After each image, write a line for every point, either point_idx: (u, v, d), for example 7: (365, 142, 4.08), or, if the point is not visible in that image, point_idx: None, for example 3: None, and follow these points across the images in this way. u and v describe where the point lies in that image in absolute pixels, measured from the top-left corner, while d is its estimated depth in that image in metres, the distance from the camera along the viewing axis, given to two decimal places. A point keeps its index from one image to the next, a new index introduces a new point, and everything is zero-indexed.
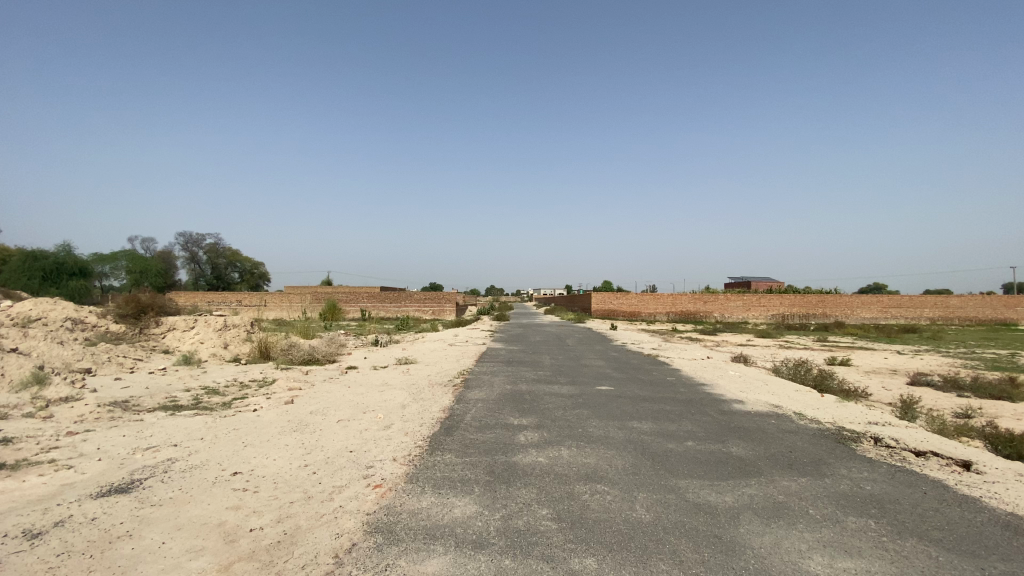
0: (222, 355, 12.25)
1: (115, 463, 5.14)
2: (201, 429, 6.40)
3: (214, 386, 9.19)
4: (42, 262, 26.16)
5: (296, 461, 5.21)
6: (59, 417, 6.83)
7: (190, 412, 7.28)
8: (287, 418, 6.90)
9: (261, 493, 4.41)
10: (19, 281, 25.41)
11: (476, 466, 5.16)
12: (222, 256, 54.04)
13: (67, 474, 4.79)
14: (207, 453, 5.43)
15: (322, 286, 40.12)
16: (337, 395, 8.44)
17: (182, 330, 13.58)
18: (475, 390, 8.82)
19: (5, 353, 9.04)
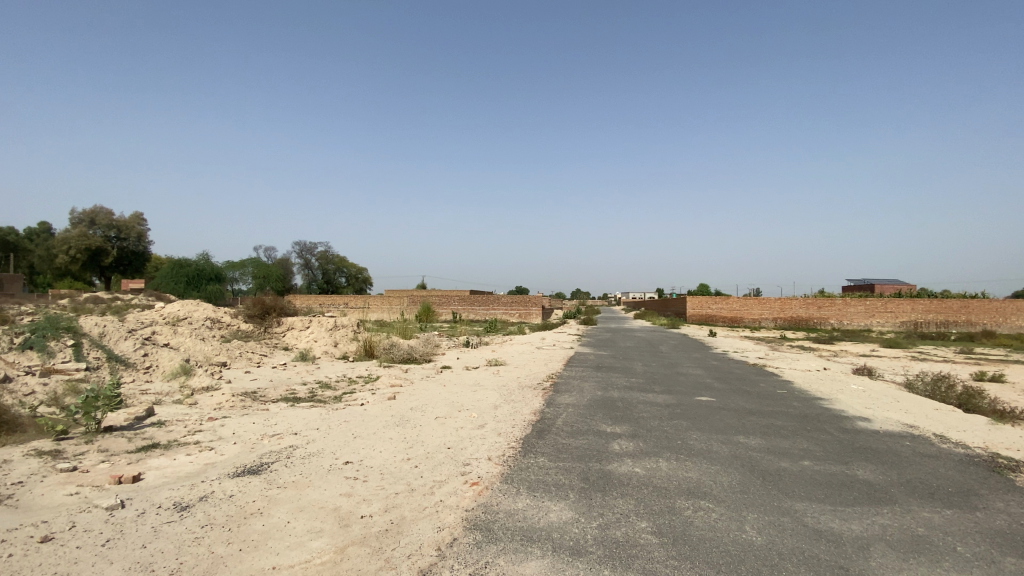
0: (332, 353, 13.35)
1: (247, 447, 5.78)
2: (316, 419, 7.00)
3: (326, 381, 10.03)
4: (187, 269, 30.31)
5: (399, 455, 5.49)
6: (202, 404, 7.84)
7: (307, 404, 8.01)
8: (390, 412, 7.33)
9: (370, 482, 4.70)
10: (170, 286, 29.63)
11: (571, 472, 5.09)
12: (330, 263, 58.97)
13: (209, 455, 5.47)
14: (322, 442, 5.91)
15: (418, 290, 42.30)
16: (433, 393, 8.81)
17: (299, 330, 15.01)
18: (566, 394, 8.76)
19: (160, 348, 10.59)
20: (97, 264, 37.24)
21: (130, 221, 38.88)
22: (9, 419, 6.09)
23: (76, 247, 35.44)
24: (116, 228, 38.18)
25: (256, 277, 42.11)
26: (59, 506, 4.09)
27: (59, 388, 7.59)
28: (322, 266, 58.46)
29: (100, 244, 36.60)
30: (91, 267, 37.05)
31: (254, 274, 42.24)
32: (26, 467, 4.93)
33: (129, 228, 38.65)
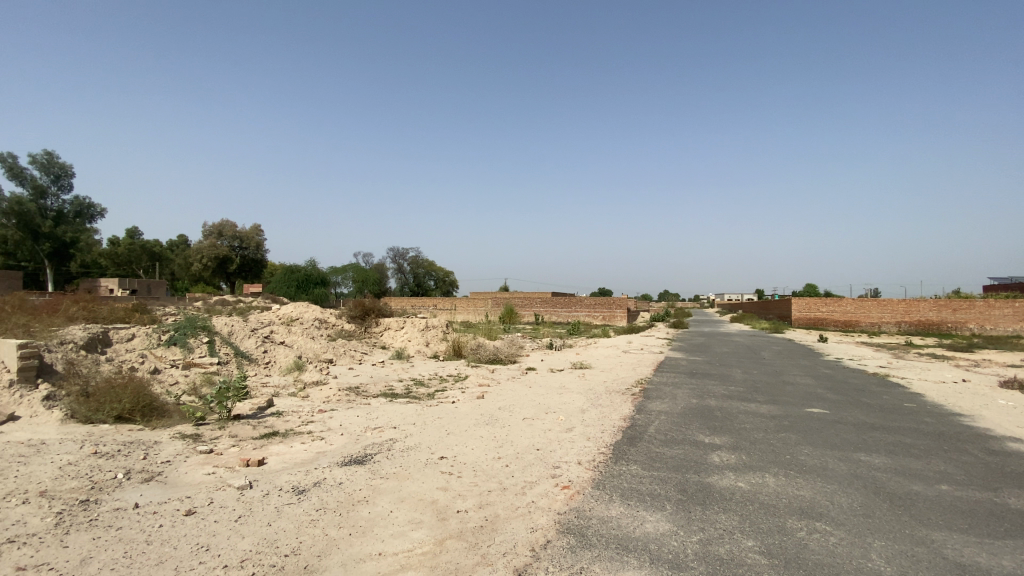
0: (424, 352, 14.00)
1: (353, 438, 6.22)
2: (412, 415, 7.37)
3: (420, 378, 10.53)
4: (298, 274, 33.39)
5: (491, 453, 5.60)
6: (313, 397, 8.58)
7: (403, 400, 8.46)
8: (481, 411, 7.52)
9: (464, 478, 4.84)
10: (284, 290, 32.80)
11: (667, 483, 4.87)
12: (421, 266, 61.95)
13: (320, 444, 5.96)
14: (418, 437, 6.21)
15: (503, 292, 43.11)
16: (521, 394, 8.91)
17: (394, 329, 15.93)
18: (657, 400, 8.43)
19: (276, 345, 11.75)
20: (225, 271, 42.17)
21: (250, 232, 43.47)
22: (160, 406, 7.08)
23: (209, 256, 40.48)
24: (239, 239, 42.94)
25: (354, 280, 45.31)
26: (200, 484, 4.66)
27: (197, 379, 8.69)
28: (413, 270, 61.55)
29: (227, 253, 41.42)
30: (219, 274, 42.04)
31: (353, 278, 45.48)
32: (174, 448, 5.69)
33: (250, 239, 43.05)
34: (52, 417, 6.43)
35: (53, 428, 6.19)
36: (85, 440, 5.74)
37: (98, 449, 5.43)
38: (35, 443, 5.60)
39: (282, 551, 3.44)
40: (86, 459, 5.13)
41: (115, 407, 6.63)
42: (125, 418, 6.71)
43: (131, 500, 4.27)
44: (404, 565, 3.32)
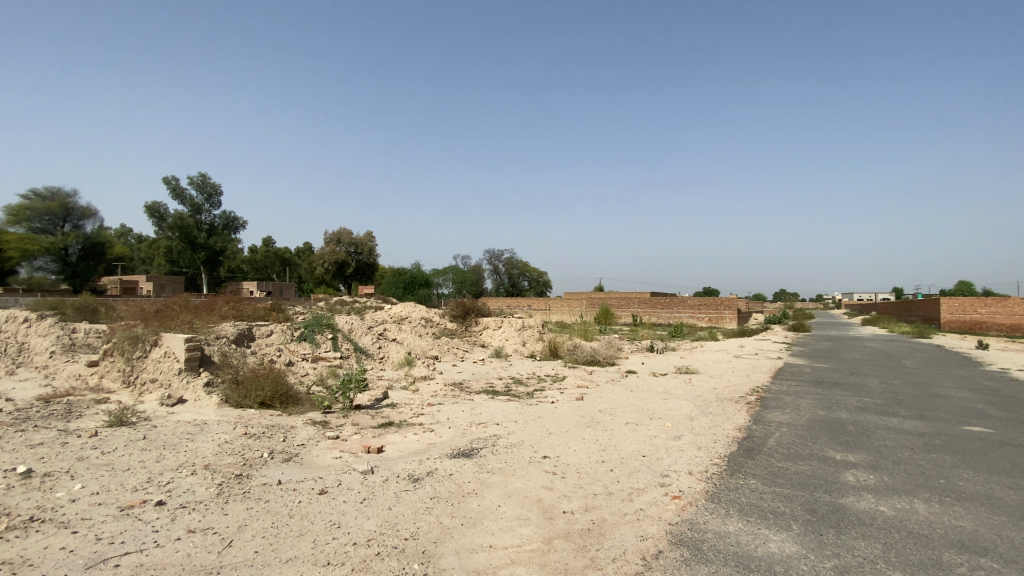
0: (522, 351, 14.24)
1: (459, 432, 6.49)
2: (514, 413, 7.52)
3: (520, 377, 10.72)
4: (404, 276, 35.67)
5: (595, 456, 5.53)
6: (422, 391, 9.11)
7: (505, 398, 8.68)
8: (581, 413, 7.47)
9: (569, 479, 4.83)
10: (392, 291, 35.20)
11: (792, 501, 4.45)
12: (516, 267, 63.06)
13: (430, 436, 6.31)
14: (521, 435, 6.32)
15: (599, 292, 42.42)
16: (622, 397, 8.70)
17: (493, 329, 16.40)
18: (776, 410, 7.75)
19: (388, 342, 12.66)
20: (342, 273, 46.30)
21: (363, 238, 47.03)
22: (294, 394, 7.96)
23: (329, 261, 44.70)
24: (355, 245, 46.54)
25: (454, 282, 47.32)
26: (329, 466, 5.17)
27: (323, 371, 9.65)
28: (508, 271, 62.89)
29: (343, 257, 45.38)
30: (337, 276, 46.25)
31: (453, 279, 47.52)
32: (307, 432, 6.37)
33: (363, 245, 46.58)
34: (212, 401, 7.52)
35: (213, 411, 7.24)
36: (237, 422, 6.63)
37: (248, 431, 6.24)
38: (200, 423, 6.59)
39: (403, 534, 3.69)
40: (238, 438, 5.92)
41: (259, 394, 7.59)
42: (267, 404, 7.65)
43: (274, 477, 4.85)
44: (514, 560, 3.39)
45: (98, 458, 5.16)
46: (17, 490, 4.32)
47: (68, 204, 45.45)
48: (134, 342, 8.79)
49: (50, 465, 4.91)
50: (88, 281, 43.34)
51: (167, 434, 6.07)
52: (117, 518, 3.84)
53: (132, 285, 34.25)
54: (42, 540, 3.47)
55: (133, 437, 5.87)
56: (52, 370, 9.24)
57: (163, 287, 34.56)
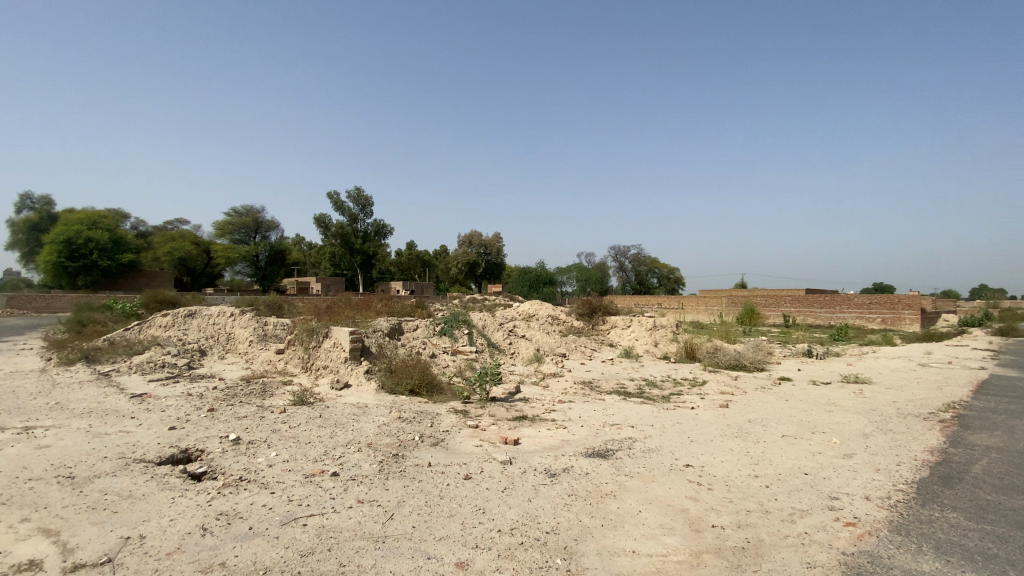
0: (655, 353, 13.66)
1: (594, 431, 6.43)
2: (650, 416, 7.24)
3: (653, 379, 10.28)
4: (531, 274, 36.48)
5: (745, 469, 5.07)
6: (553, 388, 9.22)
7: (639, 400, 8.39)
8: (726, 421, 6.91)
9: (716, 492, 4.49)
10: (519, 289, 36.30)
11: (1014, 545, 3.60)
12: (645, 264, 60.91)
13: (565, 433, 6.34)
14: (660, 440, 6.04)
15: (738, 290, 39.01)
16: (774, 406, 7.86)
17: (623, 328, 15.99)
18: (982, 433, 6.34)
19: (520, 338, 13.04)
20: (474, 273, 48.89)
21: (493, 240, 49.02)
22: (437, 384, 8.60)
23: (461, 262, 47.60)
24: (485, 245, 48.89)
25: (580, 280, 47.07)
26: (472, 453, 5.47)
27: (462, 364, 10.28)
28: (636, 268, 60.87)
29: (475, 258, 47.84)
30: (469, 275, 49.00)
31: (578, 277, 47.35)
32: (451, 420, 6.83)
33: (492, 245, 48.75)
34: (370, 386, 8.45)
35: (372, 395, 8.13)
36: (392, 407, 7.36)
37: (401, 415, 6.89)
38: (362, 405, 7.45)
39: (544, 527, 3.76)
40: (393, 421, 6.57)
41: (409, 382, 8.34)
42: (415, 391, 8.38)
43: (424, 459, 5.29)
44: (660, 570, 3.25)
45: (287, 431, 6.11)
46: (232, 453, 5.30)
47: (259, 219, 54.75)
48: (309, 334, 10.25)
49: (253, 434, 5.94)
50: (273, 282, 51.74)
51: (336, 413, 6.97)
52: (303, 484, 4.50)
53: (304, 285, 40.06)
54: (250, 497, 4.20)
55: (311, 415, 6.84)
56: (251, 356, 11.20)
57: (328, 287, 39.85)
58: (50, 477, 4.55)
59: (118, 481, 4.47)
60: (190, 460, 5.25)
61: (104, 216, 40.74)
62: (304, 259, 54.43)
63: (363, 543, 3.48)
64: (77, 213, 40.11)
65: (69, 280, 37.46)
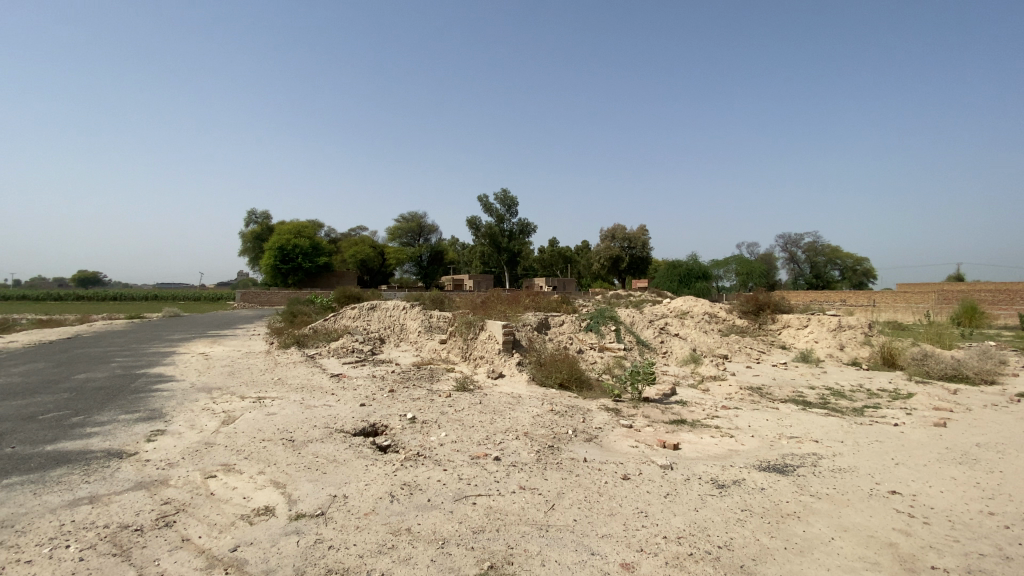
0: (838, 358, 11.82)
1: (766, 443, 5.79)
2: (838, 431, 6.26)
3: (839, 388, 8.89)
4: (681, 268, 34.39)
5: (978, 505, 4.09)
6: (714, 392, 8.55)
7: (821, 411, 7.32)
8: (945, 444, 5.66)
9: (935, 527, 3.70)
10: (668, 284, 34.52)
11: None
12: (821, 255, 53.29)
13: (732, 442, 5.82)
14: (853, 459, 5.19)
15: (953, 284, 31.81)
16: (1017, 429, 6.20)
17: (796, 329, 14.16)
18: None
19: (673, 337, 12.34)
20: (619, 269, 47.79)
21: (639, 234, 47.39)
22: (588, 380, 8.58)
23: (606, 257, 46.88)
24: (631, 239, 47.54)
25: (740, 274, 42.95)
26: (628, 453, 5.32)
27: (612, 361, 10.09)
28: (811, 259, 53.53)
29: (620, 252, 46.67)
30: (614, 271, 48.05)
31: (736, 270, 43.24)
32: (604, 417, 6.74)
33: (638, 238, 47.17)
34: (523, 378, 8.77)
35: (525, 386, 8.44)
36: (545, 399, 7.54)
37: (554, 408, 7.02)
38: (516, 395, 7.76)
39: (716, 541, 3.48)
40: (547, 413, 6.72)
41: (559, 375, 8.45)
42: (565, 385, 8.45)
43: (580, 454, 5.30)
44: None
45: (452, 414, 6.64)
46: (409, 430, 5.94)
47: (421, 223, 60.81)
48: (468, 326, 11.03)
49: (424, 415, 6.59)
50: (433, 279, 57.05)
51: (494, 401, 7.38)
52: (470, 465, 4.84)
53: (460, 281, 43.41)
54: (427, 471, 4.66)
55: (472, 401, 7.35)
56: (419, 345, 12.46)
57: (479, 283, 42.65)
58: (278, 438, 5.61)
59: (325, 447, 5.33)
60: (376, 433, 6.02)
61: (308, 228, 48.43)
62: (459, 259, 58.96)
63: (528, 528, 3.61)
64: (287, 224, 48.99)
65: (283, 280, 46.04)
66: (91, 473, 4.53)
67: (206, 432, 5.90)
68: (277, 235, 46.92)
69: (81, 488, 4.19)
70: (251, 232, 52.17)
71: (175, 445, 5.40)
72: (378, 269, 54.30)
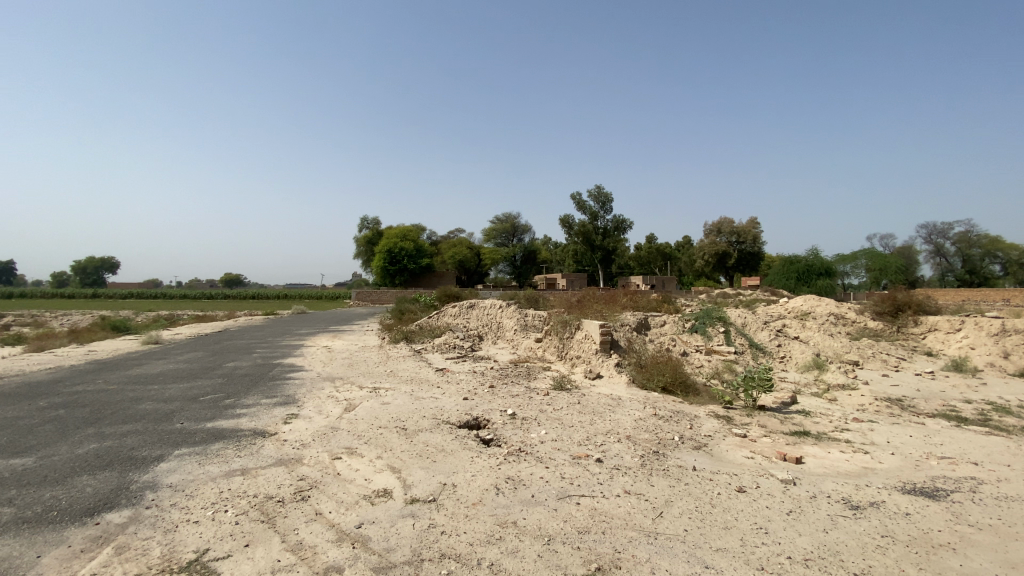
0: (1004, 368, 9.99)
1: (910, 462, 5.07)
2: (1006, 453, 5.30)
3: (1005, 403, 7.51)
4: (797, 264, 31.30)
5: None
6: (842, 402, 7.66)
7: (982, 429, 6.24)
8: None
9: None
10: (782, 282, 31.59)
11: None
12: (977, 246, 45.55)
13: (866, 458, 5.18)
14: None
15: None
16: None
17: (946, 332, 12.22)
18: None
19: (791, 340, 11.26)
20: (724, 265, 44.66)
21: (749, 227, 44.01)
22: (694, 384, 8.13)
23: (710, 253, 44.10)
24: (737, 234, 44.27)
25: (870, 270, 38.09)
26: (743, 465, 4.95)
27: (720, 365, 9.46)
28: (963, 251, 45.98)
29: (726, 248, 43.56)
30: (720, 268, 44.88)
31: (866, 266, 38.42)
32: (713, 425, 6.35)
33: (748, 232, 43.80)
34: (623, 379, 8.55)
35: (625, 389, 8.21)
36: (647, 402, 7.28)
37: (657, 412, 6.75)
38: (616, 397, 7.58)
39: (850, 568, 3.12)
40: (650, 417, 6.48)
41: (661, 379, 8.10)
42: (669, 389, 8.08)
43: (688, 461, 5.04)
44: None
45: (552, 413, 6.66)
46: (510, 426, 6.07)
47: (516, 224, 61.82)
48: (564, 326, 10.99)
49: (524, 412, 6.68)
50: (528, 278, 57.74)
51: (594, 402, 7.28)
52: (572, 464, 4.82)
53: (553, 281, 43.45)
54: (530, 467, 4.72)
55: (572, 401, 7.31)
56: (516, 343, 12.67)
57: (574, 282, 42.35)
58: (391, 427, 6.03)
59: (433, 437, 5.62)
60: (478, 427, 6.22)
61: (410, 233, 50.77)
62: (553, 258, 59.05)
63: (635, 534, 3.51)
64: (393, 229, 52.48)
65: (390, 280, 49.40)
66: (242, 449, 5.21)
67: (331, 418, 6.52)
68: (385, 238, 50.47)
69: (235, 461, 4.84)
70: (365, 237, 56.43)
71: (306, 428, 6.04)
72: (476, 269, 56.16)
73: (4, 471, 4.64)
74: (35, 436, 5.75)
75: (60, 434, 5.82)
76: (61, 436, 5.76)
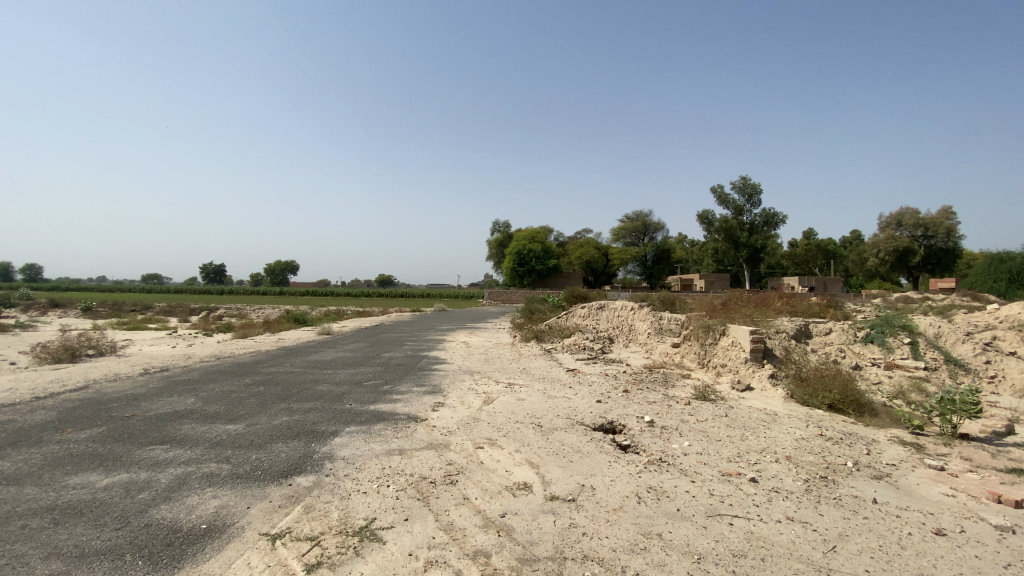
0: None
1: None
2: None
3: None
4: (1008, 264, 25.31)
5: None
6: None
7: None
8: None
9: None
10: (986, 285, 25.73)
11: None
12: None
13: None
14: None
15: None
16: None
17: None
18: None
19: (1005, 355, 9.08)
20: (905, 263, 37.58)
21: (940, 218, 36.65)
22: (869, 403, 6.99)
23: (884, 250, 37.66)
24: (923, 226, 37.18)
25: None
26: (940, 503, 4.12)
27: (903, 382, 8.01)
28: None
29: (907, 244, 36.74)
30: (899, 267, 37.92)
31: None
32: (897, 452, 5.38)
33: (938, 224, 36.57)
34: (778, 393, 7.68)
35: (781, 404, 7.36)
36: (809, 421, 6.43)
37: (823, 433, 5.92)
38: (770, 412, 6.84)
39: None
40: (814, 438, 5.72)
41: (827, 395, 7.11)
42: (836, 407, 7.06)
43: (866, 492, 4.33)
44: None
45: (695, 424, 6.24)
46: (649, 433, 5.82)
47: (647, 223, 59.30)
48: (705, 331, 10.25)
49: (664, 420, 6.37)
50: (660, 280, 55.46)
51: (745, 416, 6.64)
52: (722, 481, 4.46)
53: (688, 281, 40.84)
54: (674, 479, 4.47)
55: (717, 413, 6.78)
56: (650, 347, 12.16)
57: (713, 283, 39.49)
58: (529, 422, 6.18)
59: (570, 437, 5.62)
60: (614, 431, 6.08)
61: (536, 233, 53.25)
62: (688, 258, 55.73)
63: (801, 567, 3.12)
64: (523, 233, 54.11)
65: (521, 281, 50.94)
66: (399, 430, 5.79)
67: (472, 409, 6.90)
68: (516, 241, 52.39)
69: (393, 441, 5.38)
70: (499, 240, 58.98)
71: (451, 416, 6.48)
72: (603, 269, 55.22)
73: (223, 434, 5.75)
74: (244, 407, 7.03)
75: (262, 406, 7.06)
76: (261, 408, 6.97)
